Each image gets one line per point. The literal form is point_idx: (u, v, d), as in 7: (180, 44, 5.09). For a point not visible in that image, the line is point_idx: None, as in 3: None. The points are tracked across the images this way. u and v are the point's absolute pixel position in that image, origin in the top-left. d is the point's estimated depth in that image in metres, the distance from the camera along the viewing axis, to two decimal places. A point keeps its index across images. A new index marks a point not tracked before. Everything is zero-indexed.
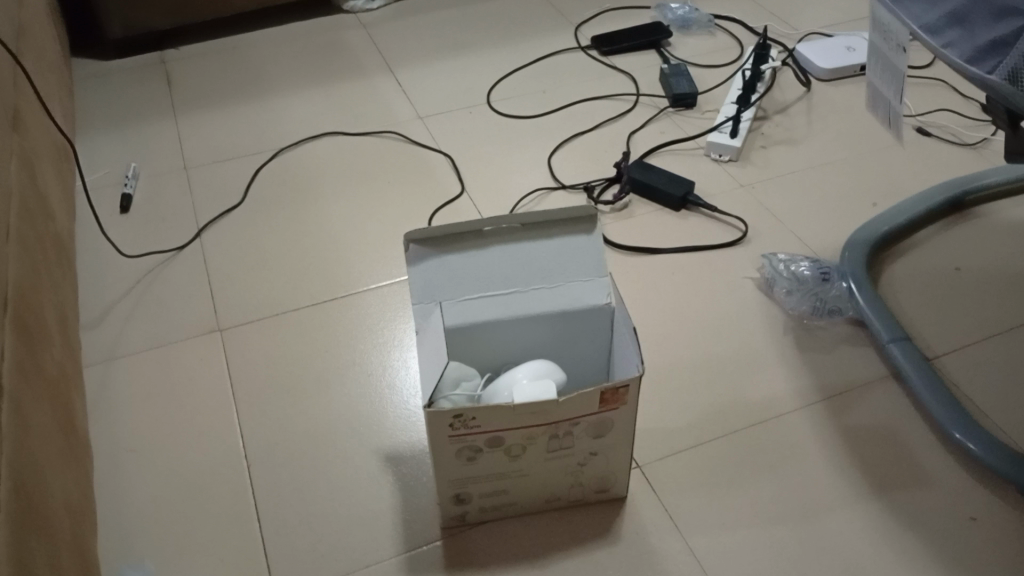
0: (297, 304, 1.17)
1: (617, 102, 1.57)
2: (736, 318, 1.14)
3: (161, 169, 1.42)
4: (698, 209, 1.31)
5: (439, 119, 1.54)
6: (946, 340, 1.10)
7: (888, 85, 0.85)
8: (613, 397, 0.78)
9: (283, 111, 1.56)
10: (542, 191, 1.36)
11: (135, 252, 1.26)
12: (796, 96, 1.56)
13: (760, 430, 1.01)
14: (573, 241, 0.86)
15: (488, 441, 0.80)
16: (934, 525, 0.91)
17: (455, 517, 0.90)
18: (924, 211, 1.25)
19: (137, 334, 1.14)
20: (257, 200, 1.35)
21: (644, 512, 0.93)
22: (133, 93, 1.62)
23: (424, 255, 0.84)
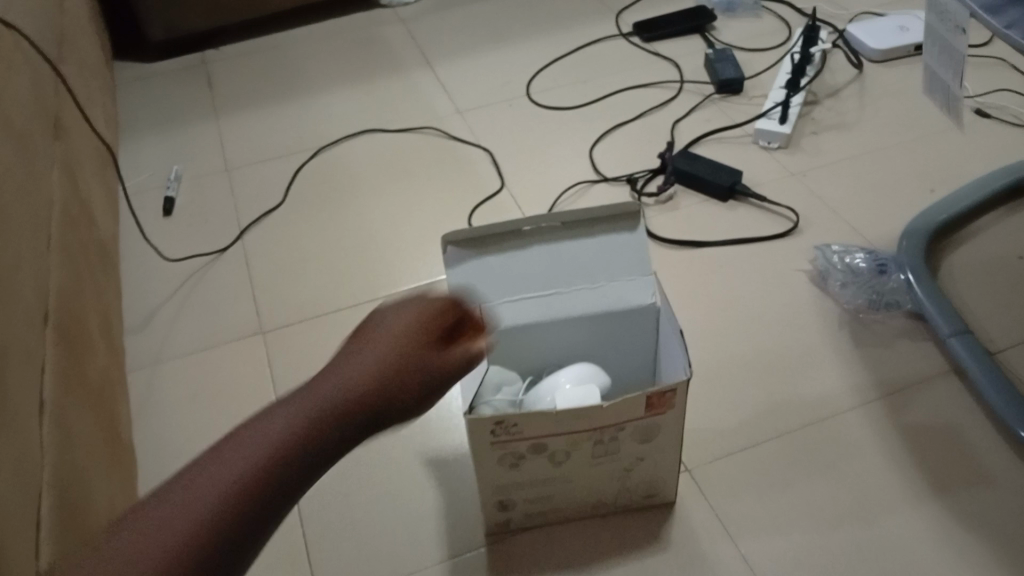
0: (338, 305, 1.16)
1: (661, 90, 1.53)
2: (786, 312, 1.10)
3: (203, 171, 1.43)
4: (746, 199, 1.27)
5: (479, 113, 1.51)
6: (1009, 333, 1.05)
7: (946, 67, 0.80)
8: (659, 400, 0.76)
9: (322, 109, 1.55)
10: (584, 183, 1.33)
11: (178, 255, 1.26)
12: (847, 78, 1.51)
13: (814, 428, 0.97)
14: (618, 240, 0.83)
15: (531, 447, 0.79)
16: (1000, 529, 0.86)
17: (498, 524, 0.89)
18: (985, 197, 1.19)
19: (181, 337, 1.14)
20: (297, 200, 1.35)
21: (693, 517, 0.90)
22: (175, 95, 1.63)
23: (462, 257, 0.82)
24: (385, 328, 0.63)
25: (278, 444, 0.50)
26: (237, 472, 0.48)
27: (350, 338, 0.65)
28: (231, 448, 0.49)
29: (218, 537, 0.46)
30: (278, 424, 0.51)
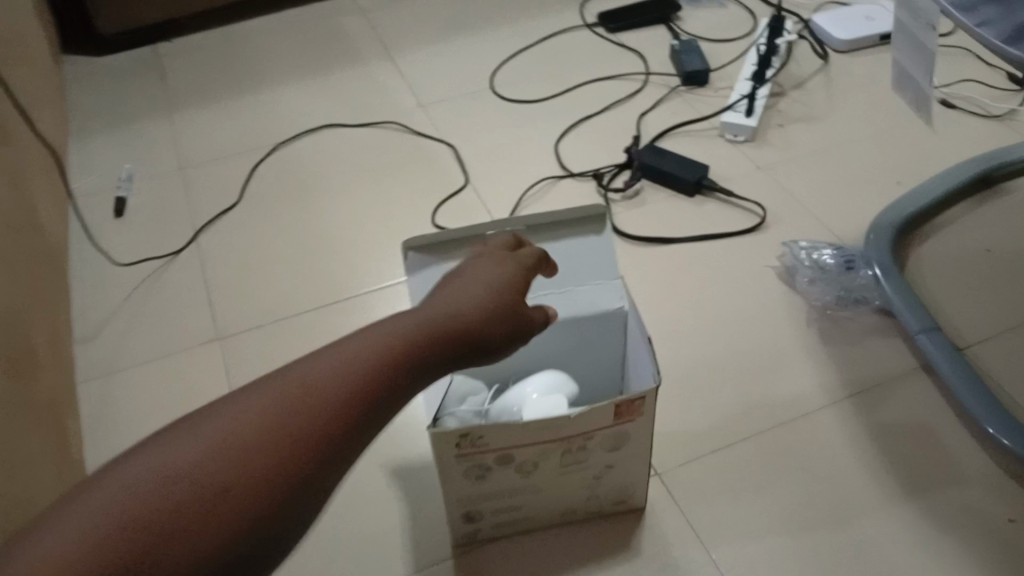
0: (299, 308, 1.13)
1: (626, 82, 1.50)
2: (755, 310, 1.09)
3: (156, 170, 1.38)
4: (714, 194, 1.26)
5: (442, 107, 1.48)
6: (978, 328, 1.05)
7: (917, 65, 0.79)
8: (629, 408, 0.74)
9: (280, 104, 1.51)
10: (550, 179, 1.31)
11: (132, 260, 1.22)
12: (813, 69, 1.49)
13: (785, 429, 0.96)
14: (583, 243, 0.81)
15: (497, 459, 0.76)
16: (971, 528, 0.86)
17: (466, 535, 0.86)
18: (952, 189, 1.18)
19: (135, 345, 1.10)
20: (255, 199, 1.30)
21: (664, 522, 0.88)
22: (127, 90, 1.57)
23: (425, 264, 0.80)
24: (471, 280, 0.61)
25: (348, 377, 0.49)
26: (301, 400, 0.46)
27: (437, 281, 0.64)
28: (298, 374, 0.48)
29: (274, 455, 0.44)
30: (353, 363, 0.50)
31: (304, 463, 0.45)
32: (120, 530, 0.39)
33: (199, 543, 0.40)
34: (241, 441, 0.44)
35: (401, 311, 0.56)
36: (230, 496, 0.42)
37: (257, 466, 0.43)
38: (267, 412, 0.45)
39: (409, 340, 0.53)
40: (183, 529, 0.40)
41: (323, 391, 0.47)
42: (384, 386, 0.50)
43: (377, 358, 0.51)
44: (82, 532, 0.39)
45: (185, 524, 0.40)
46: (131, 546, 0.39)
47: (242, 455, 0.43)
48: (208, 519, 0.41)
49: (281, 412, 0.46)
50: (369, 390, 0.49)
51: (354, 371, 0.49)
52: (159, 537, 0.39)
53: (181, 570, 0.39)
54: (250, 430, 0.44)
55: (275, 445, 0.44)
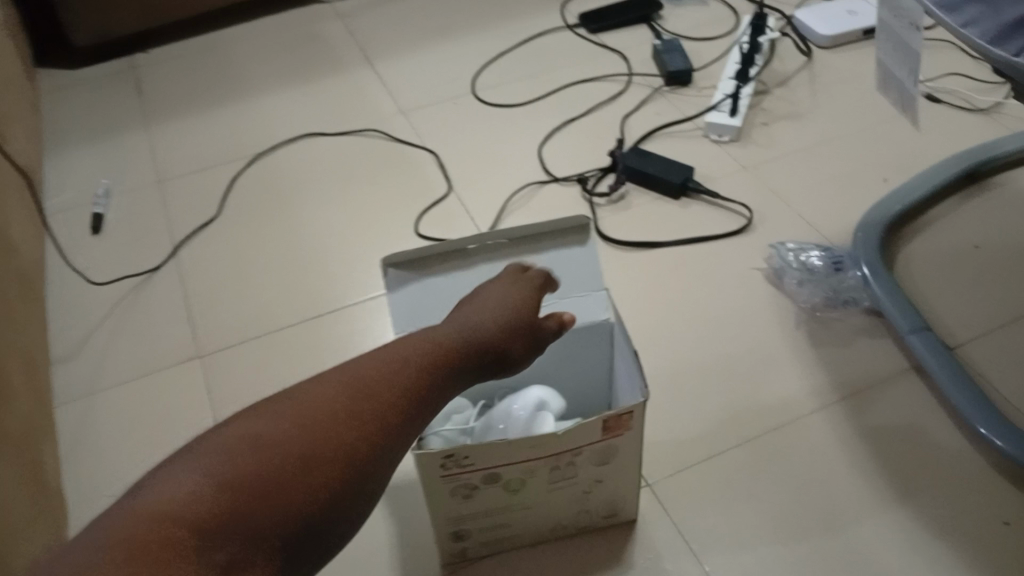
0: (281, 323, 1.11)
1: (609, 83, 1.49)
2: (743, 313, 1.08)
3: (133, 184, 1.36)
4: (700, 195, 1.24)
5: (423, 112, 1.46)
6: (968, 326, 1.04)
7: (900, 65, 0.78)
8: (616, 423, 0.73)
9: (259, 113, 1.48)
10: (533, 185, 1.29)
11: (110, 277, 1.20)
12: (796, 66, 1.48)
13: (775, 435, 0.95)
14: (567, 253, 0.80)
15: (484, 478, 0.75)
16: (966, 532, 0.85)
17: (455, 554, 0.85)
18: (939, 185, 1.17)
19: (114, 365, 1.08)
20: (234, 212, 1.28)
21: (656, 534, 0.87)
22: (103, 103, 1.55)
23: (405, 280, 0.78)
24: (490, 297, 0.71)
25: (385, 385, 0.60)
26: (356, 392, 0.59)
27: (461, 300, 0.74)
28: (346, 383, 0.59)
29: (332, 437, 0.56)
30: (391, 374, 0.61)
31: (352, 453, 0.56)
32: (212, 491, 0.50)
33: (273, 510, 0.51)
34: (303, 431, 0.55)
35: (428, 329, 0.67)
36: (295, 474, 0.53)
37: (316, 451, 0.54)
38: (322, 411, 0.57)
39: (433, 355, 0.64)
40: (260, 495, 0.51)
41: (368, 394, 0.59)
42: (412, 393, 0.61)
43: (407, 368, 0.62)
44: (183, 491, 0.50)
45: (261, 492, 0.51)
46: (227, 498, 0.50)
47: (307, 436, 0.55)
48: (280, 490, 0.52)
49: (327, 411, 0.57)
50: (400, 397, 0.60)
51: (392, 381, 0.60)
52: (243, 501, 0.51)
53: (264, 522, 0.51)
54: (308, 423, 0.56)
55: (329, 438, 0.55)
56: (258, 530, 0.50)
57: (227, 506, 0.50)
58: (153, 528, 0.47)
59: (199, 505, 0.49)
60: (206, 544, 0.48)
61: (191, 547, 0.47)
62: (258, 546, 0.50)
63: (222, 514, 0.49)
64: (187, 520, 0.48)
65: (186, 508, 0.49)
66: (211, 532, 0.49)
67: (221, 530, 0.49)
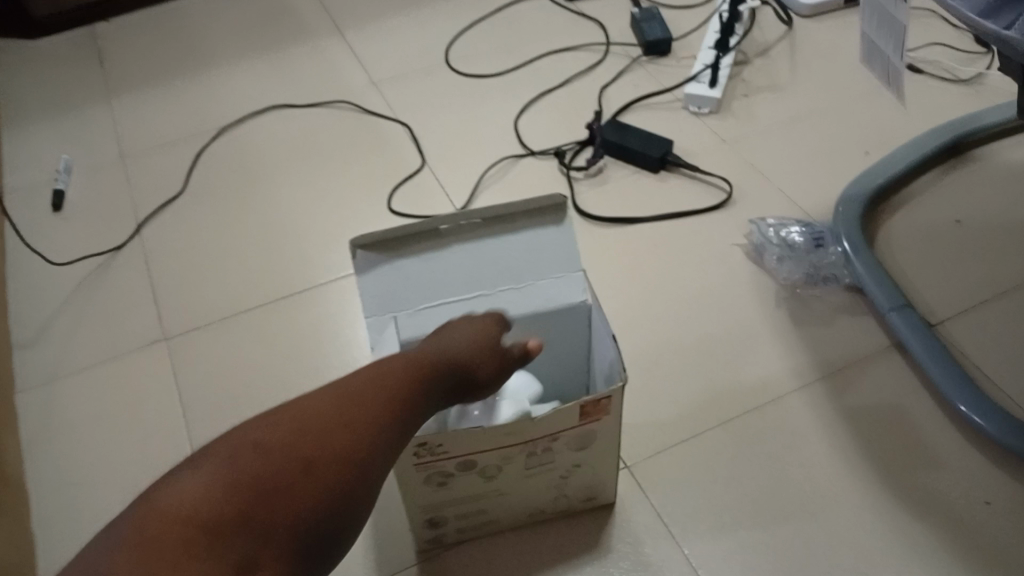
0: (250, 304, 1.08)
1: (587, 53, 1.45)
2: (723, 291, 1.06)
3: (95, 160, 1.31)
4: (679, 169, 1.22)
5: (396, 84, 1.42)
6: (949, 302, 1.03)
7: (886, 40, 0.75)
8: (594, 408, 0.71)
9: (225, 85, 1.44)
10: (509, 159, 1.26)
11: (71, 258, 1.16)
12: (777, 36, 1.45)
13: (755, 415, 0.93)
14: (543, 234, 0.78)
15: (459, 465, 0.73)
16: (947, 512, 0.84)
17: (431, 540, 0.84)
18: (920, 159, 1.15)
19: (77, 350, 1.04)
20: (200, 188, 1.24)
21: (635, 518, 0.86)
22: (63, 75, 1.49)
23: (375, 262, 0.76)
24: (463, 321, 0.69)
25: (377, 386, 0.58)
26: (349, 399, 0.57)
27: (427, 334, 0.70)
28: (337, 393, 0.57)
29: (330, 442, 0.54)
30: (382, 374, 0.60)
31: (355, 449, 0.54)
32: (218, 495, 0.49)
33: (277, 512, 0.50)
34: (301, 431, 0.53)
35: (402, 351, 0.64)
36: (298, 476, 0.51)
37: (317, 451, 0.53)
38: (317, 418, 0.55)
39: (412, 368, 0.61)
40: (267, 496, 0.50)
41: (364, 392, 0.57)
42: (403, 395, 0.59)
43: (389, 377, 0.59)
44: (184, 504, 0.48)
45: (265, 495, 0.50)
46: (230, 508, 0.48)
47: (304, 443, 0.53)
48: (284, 491, 0.51)
49: (322, 418, 0.55)
50: (391, 399, 0.58)
51: (384, 380, 0.59)
52: (251, 504, 0.49)
53: (268, 531, 0.49)
54: (305, 425, 0.54)
55: (329, 437, 0.54)
56: (267, 531, 0.49)
57: (235, 508, 0.49)
58: (167, 531, 0.46)
59: (208, 508, 0.48)
60: (221, 546, 0.47)
61: (206, 549, 0.46)
62: (268, 548, 0.48)
63: (232, 517, 0.48)
64: (198, 522, 0.47)
65: (195, 510, 0.48)
66: (222, 533, 0.47)
67: (232, 532, 0.48)
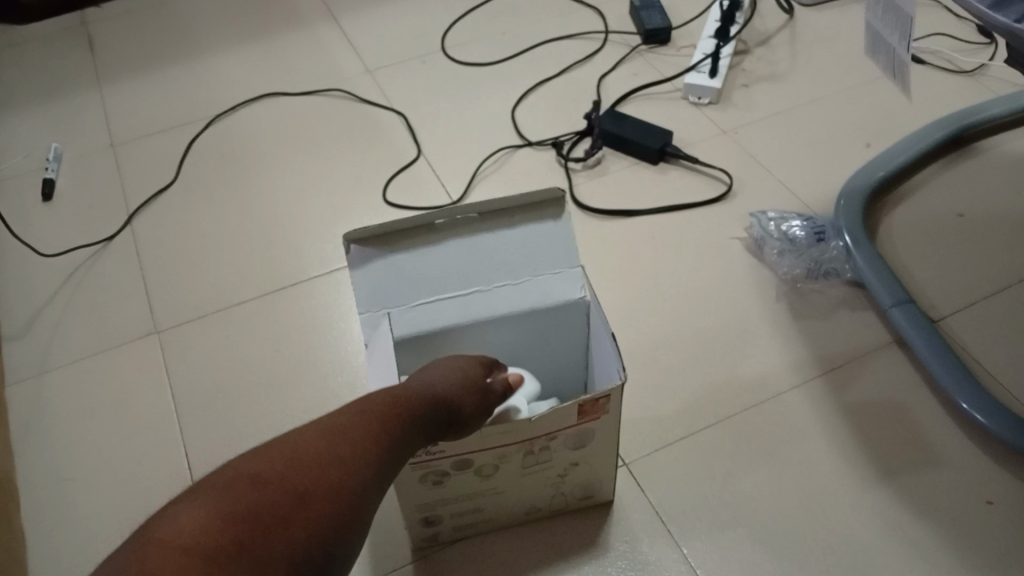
0: (242, 296, 1.06)
1: (585, 41, 1.43)
2: (723, 285, 1.05)
3: (86, 148, 1.29)
4: (678, 161, 1.20)
5: (391, 72, 1.40)
6: (951, 297, 1.01)
7: (891, 30, 0.74)
8: (592, 407, 0.69)
9: (218, 72, 1.42)
10: (507, 149, 1.25)
11: (61, 248, 1.14)
12: (777, 25, 1.44)
13: (755, 412, 0.92)
14: (539, 229, 0.76)
15: (454, 465, 0.71)
16: (948, 511, 0.83)
17: (426, 538, 0.82)
18: (923, 150, 1.14)
19: (67, 343, 1.03)
20: (192, 178, 1.23)
21: (632, 516, 0.85)
22: (53, 61, 1.47)
23: (369, 257, 0.74)
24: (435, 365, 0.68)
25: (364, 418, 0.56)
26: (339, 434, 0.54)
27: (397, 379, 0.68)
28: (324, 428, 0.54)
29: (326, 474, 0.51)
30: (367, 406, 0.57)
31: (348, 480, 0.51)
32: (217, 524, 0.44)
33: (279, 541, 0.46)
34: (298, 461, 0.50)
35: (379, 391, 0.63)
36: (295, 506, 0.48)
37: (314, 482, 0.50)
38: (310, 451, 0.52)
39: (393, 400, 0.60)
40: (267, 525, 0.46)
41: (352, 423, 0.55)
42: (390, 426, 0.57)
43: (375, 408, 0.57)
44: (184, 531, 0.43)
45: (267, 523, 0.46)
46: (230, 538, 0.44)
47: (299, 475, 0.50)
48: (284, 520, 0.47)
49: (314, 451, 0.52)
50: (380, 430, 0.56)
51: (368, 413, 0.57)
52: (252, 533, 0.45)
53: (269, 561, 0.45)
54: (299, 455, 0.51)
55: (324, 465, 0.51)
56: (270, 561, 0.45)
57: (235, 537, 0.44)
58: (168, 560, 0.41)
59: (208, 537, 0.44)
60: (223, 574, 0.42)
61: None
62: None
63: (233, 546, 0.44)
64: (198, 552, 0.43)
65: (195, 539, 0.43)
66: (223, 563, 0.43)
67: (234, 562, 0.43)
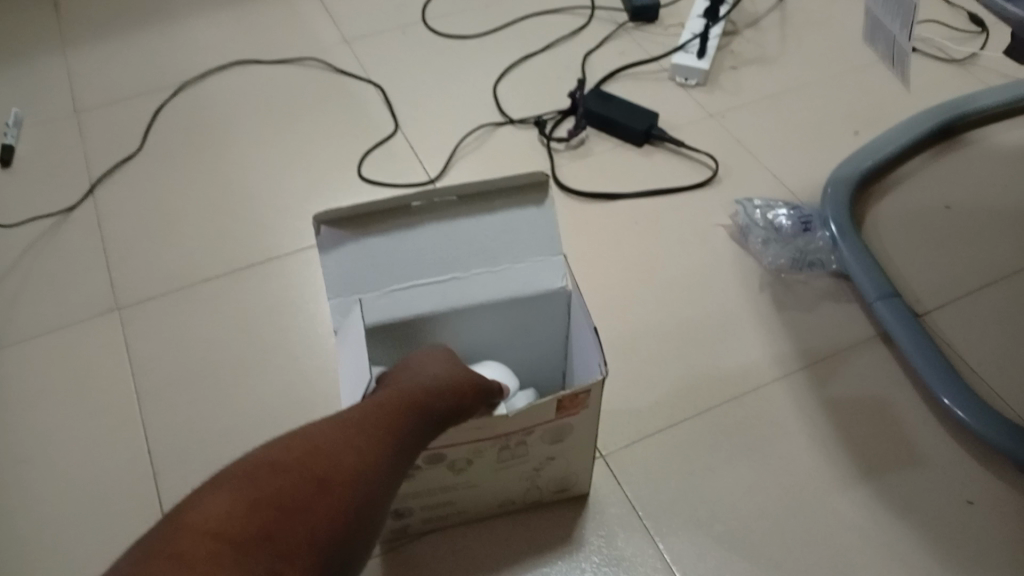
0: (208, 273, 1.02)
1: (571, 17, 1.39)
2: (706, 273, 1.02)
3: (48, 112, 1.24)
4: (663, 144, 1.17)
5: (369, 42, 1.35)
6: (937, 292, 1.00)
7: (892, 13, 0.70)
8: (572, 403, 0.66)
9: (189, 37, 1.36)
10: (488, 127, 1.21)
11: (19, 218, 1.09)
12: (767, 6, 1.40)
13: (736, 406, 0.90)
14: (522, 215, 0.72)
15: (426, 459, 0.68)
16: (929, 511, 0.82)
17: (395, 530, 0.80)
18: (913, 140, 1.12)
19: (24, 317, 0.98)
20: (160, 147, 1.18)
21: (609, 510, 0.83)
22: (15, 19, 1.40)
23: (340, 238, 0.70)
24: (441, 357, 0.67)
25: (376, 415, 0.56)
26: (348, 428, 0.54)
27: (387, 372, 0.67)
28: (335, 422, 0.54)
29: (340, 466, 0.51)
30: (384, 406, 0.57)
31: (358, 479, 0.51)
32: (242, 509, 0.45)
33: (294, 535, 0.46)
34: (313, 454, 0.51)
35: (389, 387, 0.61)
36: (311, 499, 0.48)
37: (328, 474, 0.50)
38: (326, 441, 0.52)
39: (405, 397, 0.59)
40: (281, 518, 0.46)
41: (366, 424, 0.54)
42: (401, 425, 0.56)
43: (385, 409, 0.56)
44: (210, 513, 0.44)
45: (288, 511, 0.46)
46: (254, 522, 0.45)
47: (315, 465, 0.50)
48: (297, 515, 0.47)
49: (328, 442, 0.52)
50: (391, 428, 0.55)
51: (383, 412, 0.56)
52: (267, 524, 0.45)
53: (292, 547, 0.45)
54: (312, 451, 0.51)
55: (334, 461, 0.51)
56: (292, 548, 0.45)
57: (260, 523, 0.45)
58: (197, 543, 0.42)
59: (227, 525, 0.44)
60: (250, 558, 0.43)
61: (236, 563, 0.42)
62: (295, 564, 0.45)
63: (250, 536, 0.44)
64: (226, 535, 0.43)
65: (220, 526, 0.44)
66: (250, 547, 0.43)
67: (254, 551, 0.43)
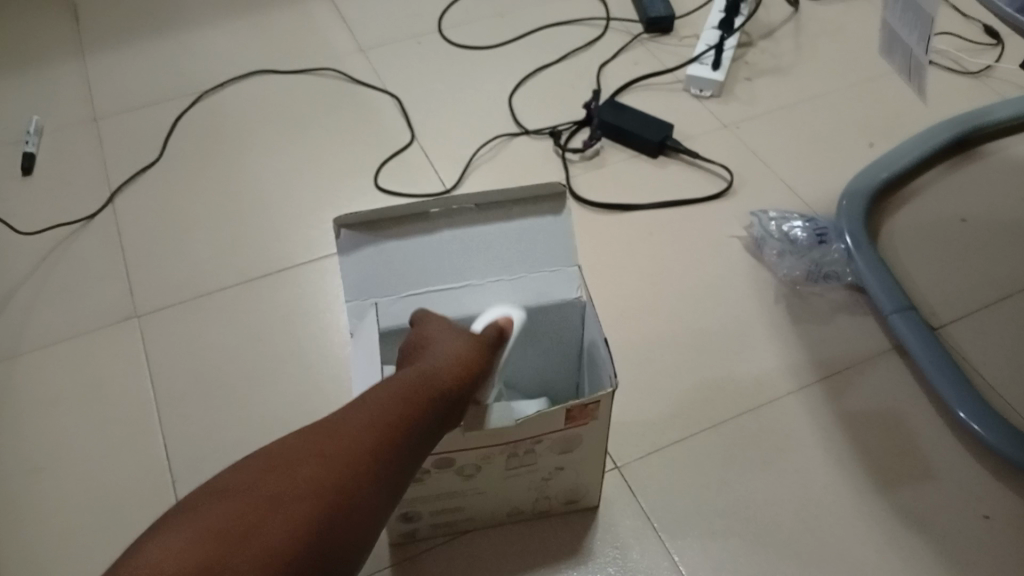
0: (224, 283, 1.03)
1: (585, 28, 1.40)
2: (720, 285, 1.02)
3: (68, 120, 1.25)
4: (677, 155, 1.17)
5: (384, 52, 1.36)
6: (952, 305, 0.99)
7: (909, 27, 0.71)
8: (581, 412, 0.67)
9: (206, 46, 1.37)
10: (503, 137, 1.21)
11: (39, 226, 1.10)
12: (782, 17, 1.40)
13: (751, 418, 0.90)
14: (539, 223, 0.73)
15: (436, 463, 0.69)
16: (943, 526, 0.81)
17: (404, 534, 0.80)
18: (928, 153, 1.12)
19: (43, 324, 1.00)
20: (178, 156, 1.19)
21: (622, 521, 0.83)
22: (34, 27, 1.42)
23: (359, 243, 0.71)
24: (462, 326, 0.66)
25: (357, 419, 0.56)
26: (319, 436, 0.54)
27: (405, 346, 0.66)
28: (308, 435, 0.55)
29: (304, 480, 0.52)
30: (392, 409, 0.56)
31: (335, 494, 0.51)
32: (197, 538, 0.47)
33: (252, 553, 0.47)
34: (278, 470, 0.52)
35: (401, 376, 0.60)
36: (271, 515, 0.49)
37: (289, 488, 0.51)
38: (293, 456, 0.53)
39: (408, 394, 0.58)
40: (235, 546, 0.47)
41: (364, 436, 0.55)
42: (396, 421, 0.56)
43: (376, 413, 0.56)
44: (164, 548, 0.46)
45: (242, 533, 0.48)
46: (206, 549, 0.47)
47: (277, 483, 0.51)
48: (253, 534, 0.48)
49: (295, 457, 0.53)
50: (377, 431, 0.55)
51: (385, 415, 0.56)
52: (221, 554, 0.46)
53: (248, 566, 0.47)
54: (277, 468, 0.52)
55: (300, 475, 0.52)
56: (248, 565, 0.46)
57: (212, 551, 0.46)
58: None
59: (179, 560, 0.45)
60: None
61: None
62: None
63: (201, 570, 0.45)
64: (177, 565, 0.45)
65: (172, 557, 0.46)
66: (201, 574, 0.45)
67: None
